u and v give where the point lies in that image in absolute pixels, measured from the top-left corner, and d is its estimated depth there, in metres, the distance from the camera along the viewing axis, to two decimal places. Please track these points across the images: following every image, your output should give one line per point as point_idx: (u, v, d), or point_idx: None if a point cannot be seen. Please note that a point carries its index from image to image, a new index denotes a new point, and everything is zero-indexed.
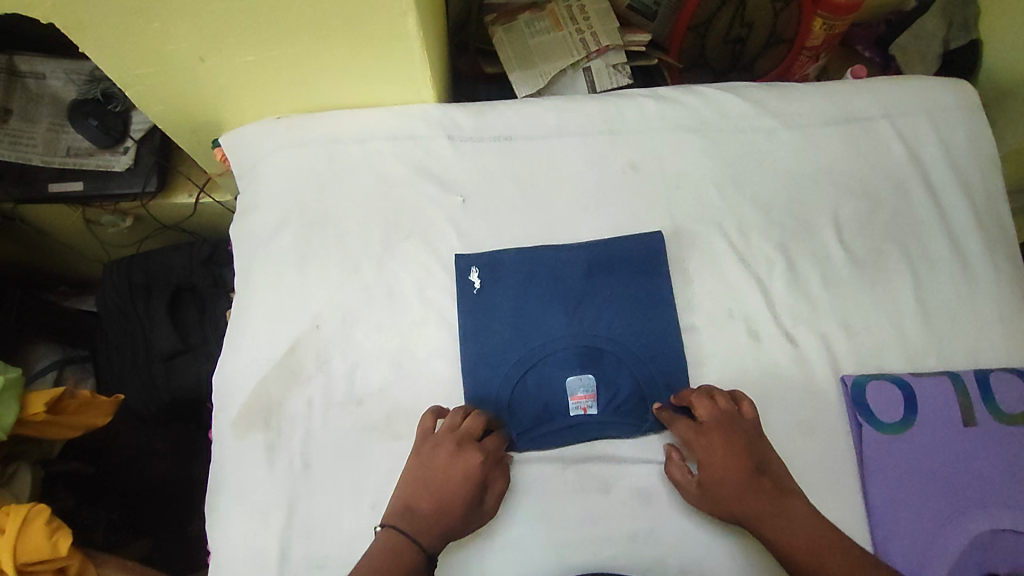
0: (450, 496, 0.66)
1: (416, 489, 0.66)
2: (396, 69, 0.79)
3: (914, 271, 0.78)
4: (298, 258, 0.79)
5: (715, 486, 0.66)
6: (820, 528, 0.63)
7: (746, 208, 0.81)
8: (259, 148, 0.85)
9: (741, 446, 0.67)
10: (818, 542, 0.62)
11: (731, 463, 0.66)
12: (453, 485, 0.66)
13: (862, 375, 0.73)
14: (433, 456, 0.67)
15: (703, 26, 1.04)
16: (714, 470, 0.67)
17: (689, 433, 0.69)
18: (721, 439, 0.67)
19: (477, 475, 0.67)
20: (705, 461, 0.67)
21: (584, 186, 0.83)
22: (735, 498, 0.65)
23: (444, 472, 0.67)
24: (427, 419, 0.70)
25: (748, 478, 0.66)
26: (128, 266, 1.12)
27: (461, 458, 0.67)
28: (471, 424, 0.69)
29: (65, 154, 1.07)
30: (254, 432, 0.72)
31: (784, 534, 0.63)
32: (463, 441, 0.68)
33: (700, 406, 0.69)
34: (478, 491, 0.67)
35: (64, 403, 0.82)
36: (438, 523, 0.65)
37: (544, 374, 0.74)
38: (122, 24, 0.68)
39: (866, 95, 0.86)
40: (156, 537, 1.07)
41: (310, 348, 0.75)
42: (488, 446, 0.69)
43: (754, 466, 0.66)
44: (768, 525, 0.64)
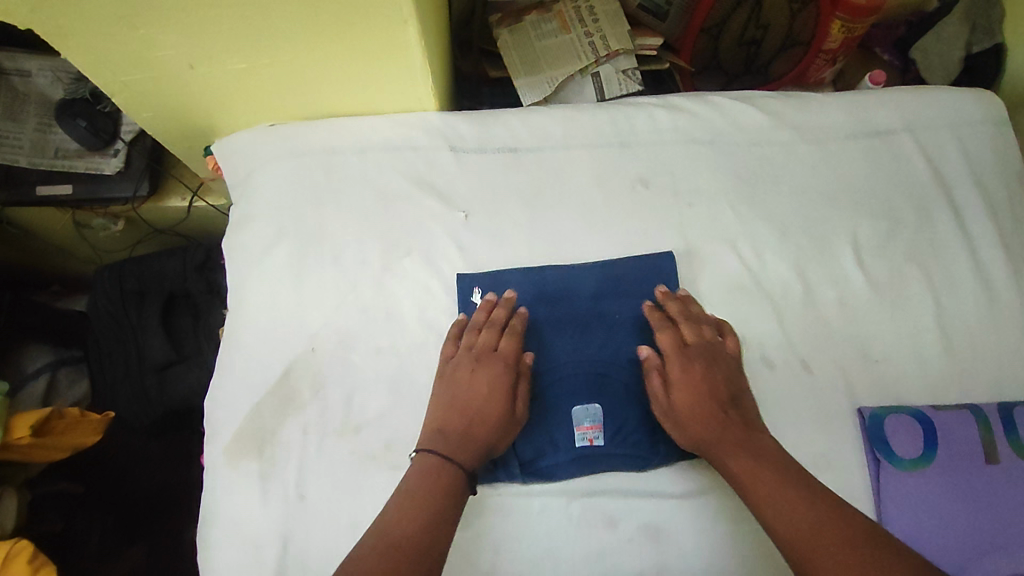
0: (480, 410, 0.66)
1: (445, 411, 0.66)
2: (396, 76, 0.75)
3: (935, 295, 0.76)
4: (293, 277, 0.76)
5: (682, 397, 0.67)
6: (778, 458, 0.61)
7: (761, 228, 0.78)
8: (253, 159, 0.81)
9: (720, 374, 0.68)
10: (771, 468, 0.60)
11: (703, 384, 0.67)
12: (480, 400, 0.66)
13: (879, 408, 0.71)
14: (456, 372, 0.68)
15: (717, 27, 0.98)
16: (683, 388, 0.67)
17: (671, 350, 0.69)
18: (699, 361, 0.68)
19: (503, 385, 0.67)
20: (678, 378, 0.68)
21: (593, 202, 0.79)
22: (699, 415, 0.65)
23: (470, 388, 0.67)
24: (450, 344, 0.71)
25: (716, 400, 0.66)
26: (120, 270, 1.08)
27: (482, 370, 0.68)
28: (485, 338, 0.70)
29: (53, 155, 1.02)
30: (247, 460, 0.70)
31: (739, 457, 0.62)
32: (482, 356, 0.69)
33: (688, 329, 0.70)
34: (506, 400, 0.67)
35: (52, 424, 0.80)
36: (472, 436, 0.65)
37: (549, 402, 0.71)
38: (105, 30, 0.64)
39: (888, 107, 0.82)
40: (151, 544, 1.06)
41: (306, 373, 0.73)
42: (506, 352, 0.70)
43: (727, 395, 0.66)
44: (726, 448, 0.63)
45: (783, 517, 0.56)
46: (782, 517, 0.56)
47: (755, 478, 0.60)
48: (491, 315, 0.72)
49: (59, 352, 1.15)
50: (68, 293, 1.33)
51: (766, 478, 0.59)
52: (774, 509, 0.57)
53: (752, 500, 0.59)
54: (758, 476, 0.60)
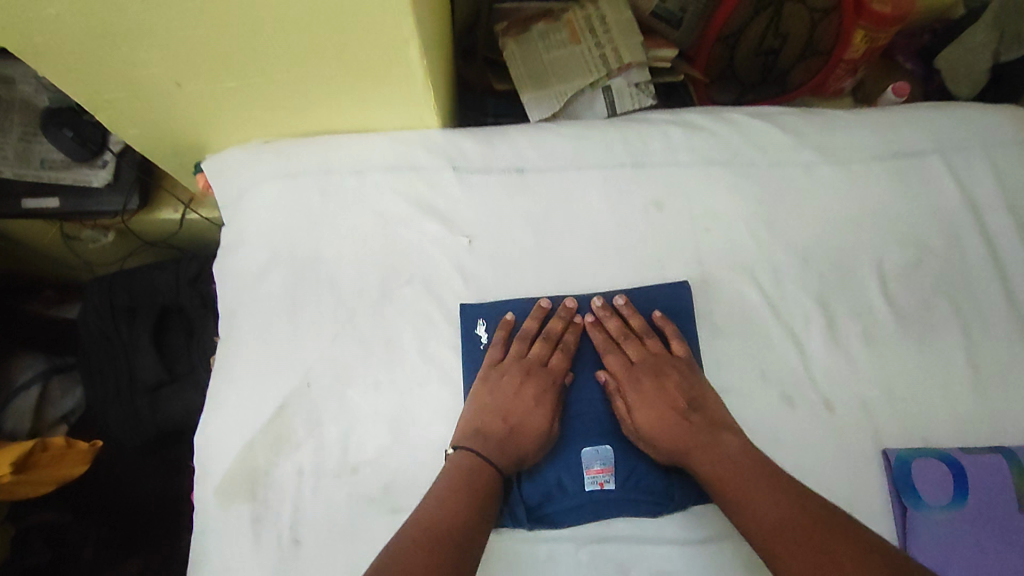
0: (523, 421, 0.66)
1: (488, 414, 0.66)
2: (397, 94, 0.71)
3: (964, 328, 0.72)
4: (287, 305, 0.72)
5: (640, 418, 0.67)
6: (743, 456, 0.62)
7: (782, 255, 0.74)
8: (246, 178, 0.76)
9: (668, 384, 0.68)
10: (737, 472, 0.61)
11: (657, 399, 0.67)
12: (524, 411, 0.67)
13: (906, 450, 0.67)
14: (505, 380, 0.68)
15: (734, 37, 0.94)
16: (640, 407, 0.67)
17: (619, 371, 0.70)
18: (647, 379, 0.68)
19: (547, 401, 0.68)
20: (635, 398, 0.68)
21: (604, 227, 0.75)
22: (660, 433, 0.66)
23: (518, 397, 0.67)
24: (497, 348, 0.70)
25: (674, 412, 0.66)
26: (110, 285, 1.04)
27: (531, 384, 0.68)
28: (538, 351, 0.70)
29: (39, 166, 0.97)
30: (239, 502, 0.66)
31: (708, 468, 0.62)
32: (531, 369, 0.69)
33: (630, 348, 0.71)
34: (548, 416, 0.67)
35: (35, 458, 0.78)
36: (511, 445, 0.65)
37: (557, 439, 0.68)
38: (85, 48, 0.60)
39: (915, 126, 0.78)
40: (146, 556, 1.04)
41: (301, 409, 0.69)
42: (556, 368, 0.70)
43: (680, 403, 0.66)
44: (693, 460, 0.63)
45: (753, 518, 0.57)
46: (754, 518, 0.57)
47: (725, 486, 0.60)
48: (545, 325, 0.71)
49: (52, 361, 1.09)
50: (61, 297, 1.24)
51: (733, 484, 0.60)
52: (746, 512, 0.58)
53: (727, 506, 0.60)
54: (725, 483, 0.60)
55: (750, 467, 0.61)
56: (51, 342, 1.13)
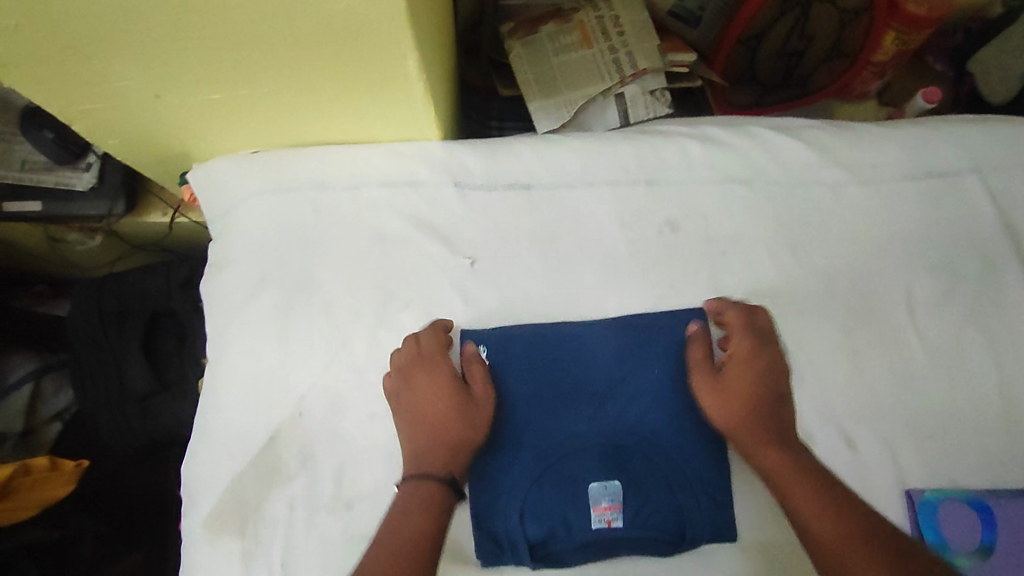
0: (434, 416, 0.62)
1: (408, 435, 0.62)
2: (392, 107, 0.66)
3: (999, 363, 0.67)
4: (277, 330, 0.68)
5: (732, 378, 0.62)
6: (814, 466, 0.58)
7: (805, 280, 0.69)
8: (234, 190, 0.72)
9: (773, 371, 0.63)
10: (807, 479, 0.57)
11: (757, 375, 0.63)
12: (438, 414, 0.62)
13: (930, 491, 0.63)
14: (397, 396, 0.63)
15: (756, 38, 0.87)
16: (739, 373, 0.63)
17: (732, 332, 0.65)
18: (755, 352, 0.63)
19: (459, 394, 0.62)
20: (737, 363, 0.63)
21: (615, 248, 0.70)
22: (745, 405, 0.61)
23: (429, 401, 0.62)
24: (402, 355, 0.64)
25: (766, 396, 0.62)
26: (98, 289, 0.96)
27: (434, 382, 0.63)
28: (405, 347, 0.64)
29: (20, 168, 0.89)
30: (228, 538, 0.62)
31: (777, 459, 0.59)
32: (411, 367, 0.63)
33: (754, 315, 0.65)
34: (465, 408, 0.62)
35: (16, 482, 0.76)
36: (440, 445, 0.61)
37: (564, 481, 0.62)
38: (51, 59, 0.55)
39: (949, 142, 0.73)
40: (149, 550, 1.00)
41: (291, 441, 0.65)
42: (430, 350, 0.64)
43: (774, 392, 0.63)
44: (762, 445, 0.60)
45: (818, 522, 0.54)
46: (818, 527, 0.54)
47: (788, 482, 0.57)
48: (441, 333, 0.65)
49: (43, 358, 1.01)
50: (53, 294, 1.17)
51: (802, 488, 0.56)
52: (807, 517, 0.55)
53: (783, 498, 0.57)
54: (792, 479, 0.57)
55: (824, 480, 0.57)
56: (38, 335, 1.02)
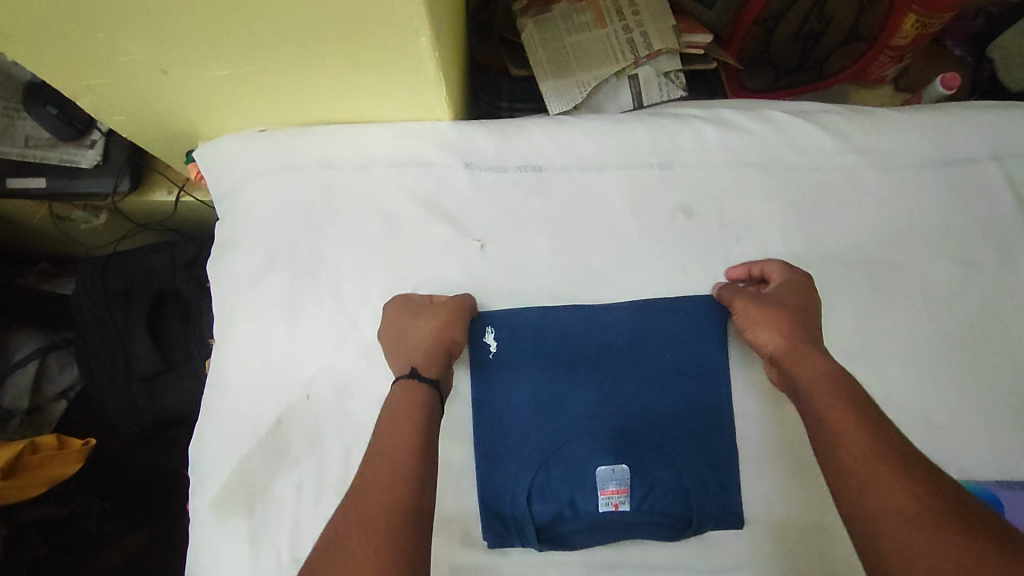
0: (398, 334, 0.63)
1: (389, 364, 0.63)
2: (402, 87, 0.65)
3: (1011, 352, 0.67)
4: (285, 310, 0.67)
5: (773, 307, 0.61)
6: (859, 393, 0.54)
7: (819, 267, 0.68)
8: (241, 169, 0.71)
9: (812, 312, 0.61)
10: (849, 405, 0.52)
11: (800, 304, 0.62)
12: (413, 332, 0.62)
13: None
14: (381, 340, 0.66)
15: (775, 19, 0.85)
16: (788, 296, 0.62)
17: (778, 271, 0.64)
18: (799, 291, 0.62)
19: (432, 311, 0.63)
20: (786, 290, 0.63)
21: (628, 233, 0.69)
22: (788, 325, 0.60)
23: (393, 323, 0.64)
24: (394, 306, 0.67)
25: (811, 327, 0.60)
26: (102, 268, 0.94)
27: (412, 308, 0.64)
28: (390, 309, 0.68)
29: (23, 144, 0.88)
30: (235, 517, 0.62)
31: (815, 376, 0.56)
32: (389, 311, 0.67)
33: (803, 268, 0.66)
34: (433, 318, 0.62)
35: (24, 460, 0.76)
36: (406, 354, 0.61)
37: (574, 465, 0.62)
38: (56, 32, 0.54)
39: (970, 130, 0.71)
40: (153, 529, 0.99)
41: (299, 422, 0.65)
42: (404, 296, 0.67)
43: (814, 329, 0.60)
44: (803, 367, 0.57)
45: (850, 438, 0.50)
46: (842, 440, 0.50)
47: (822, 397, 0.54)
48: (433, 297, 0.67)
49: (49, 337, 1.01)
50: (57, 272, 1.16)
51: (843, 413, 0.52)
52: (835, 431, 0.51)
53: (813, 414, 0.54)
54: (830, 396, 0.54)
55: (865, 404, 0.52)
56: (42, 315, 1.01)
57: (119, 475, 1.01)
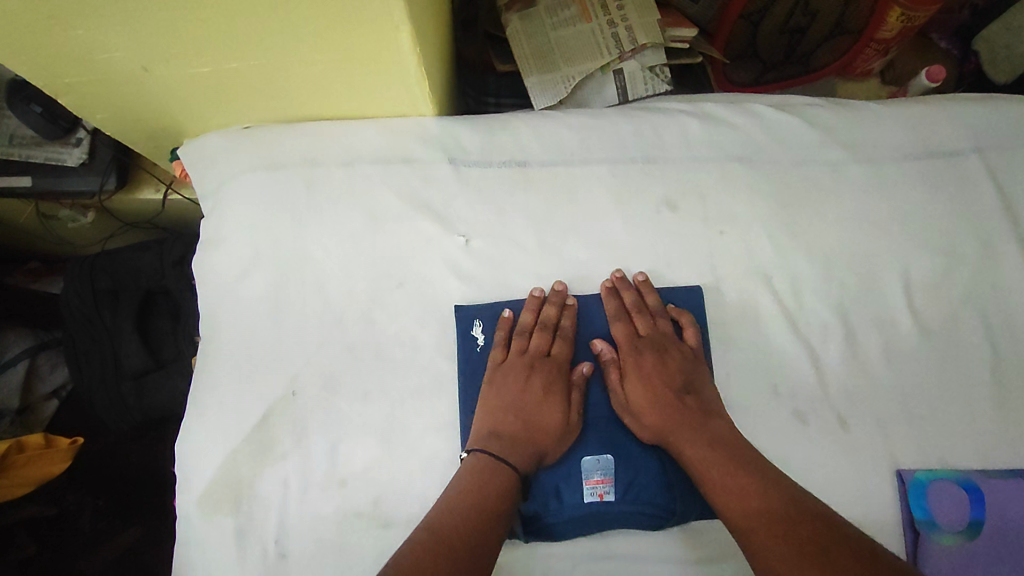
0: (535, 414, 0.63)
1: (497, 415, 0.63)
2: (385, 83, 0.65)
3: (993, 343, 0.67)
4: (270, 307, 0.67)
5: (633, 391, 0.64)
6: (734, 446, 0.59)
7: (802, 260, 0.69)
8: (224, 167, 0.71)
9: (673, 367, 0.64)
10: (724, 462, 0.58)
11: (660, 370, 0.64)
12: (536, 407, 0.63)
13: (922, 471, 0.63)
14: (507, 379, 0.65)
15: (759, 13, 0.85)
16: (636, 385, 0.64)
17: (622, 335, 0.66)
18: (652, 354, 0.65)
19: (559, 390, 0.64)
20: (633, 373, 0.65)
21: (612, 227, 0.69)
22: (652, 405, 0.63)
23: (534, 400, 0.63)
24: (498, 349, 0.66)
25: (670, 393, 0.63)
26: (89, 266, 0.94)
27: (537, 378, 0.64)
28: (538, 341, 0.66)
29: (7, 143, 0.88)
30: (222, 514, 0.62)
31: (694, 450, 0.60)
32: (534, 361, 0.65)
33: (640, 321, 0.67)
34: (561, 404, 0.64)
35: (12, 459, 0.75)
36: (525, 445, 0.62)
37: (563, 445, 0.63)
38: (30, 29, 0.54)
39: (953, 122, 0.72)
40: (145, 527, 0.98)
41: (285, 418, 0.65)
42: (559, 358, 0.66)
43: (680, 381, 0.64)
44: (682, 440, 0.61)
45: (725, 499, 0.56)
46: (728, 504, 0.56)
47: (706, 467, 0.58)
48: (540, 313, 0.67)
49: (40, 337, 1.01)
50: (45, 273, 1.16)
51: (719, 473, 0.57)
52: (722, 497, 0.56)
53: (704, 486, 0.58)
54: (709, 466, 0.58)
55: (736, 457, 0.58)
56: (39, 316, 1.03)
57: (111, 474, 1.00)
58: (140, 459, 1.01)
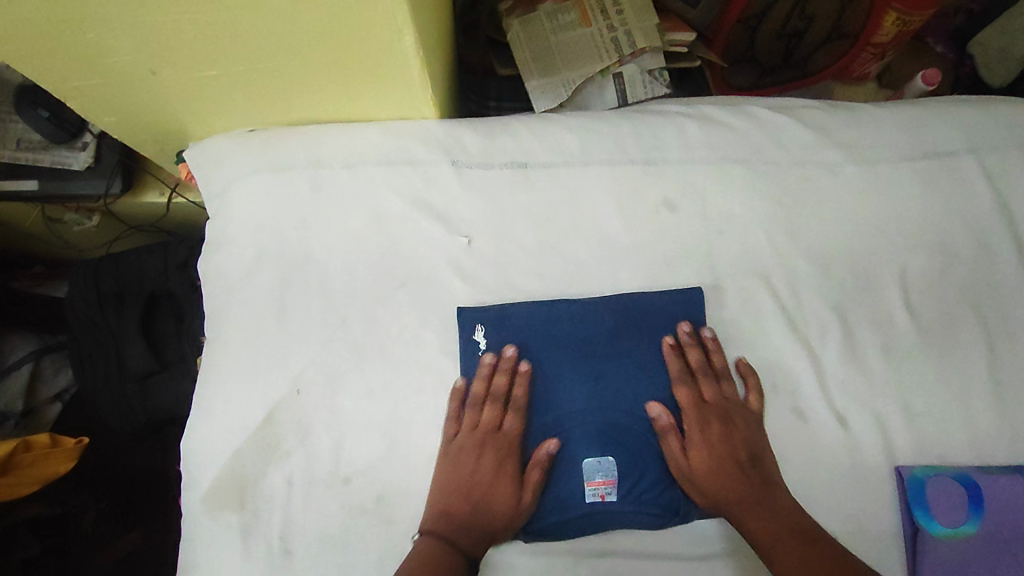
0: (485, 493, 0.63)
1: (448, 493, 0.63)
2: (389, 86, 0.66)
3: (990, 342, 0.67)
4: (274, 307, 0.68)
5: (696, 460, 0.64)
6: (804, 526, 0.60)
7: (800, 259, 0.69)
8: (229, 171, 0.72)
9: (737, 437, 0.65)
10: (795, 542, 0.58)
11: (725, 440, 0.64)
12: (487, 486, 0.63)
13: (920, 468, 0.64)
14: (460, 456, 0.64)
15: (757, 17, 0.86)
16: (700, 453, 0.64)
17: (688, 401, 0.65)
18: (717, 423, 0.65)
19: (510, 469, 0.64)
20: (697, 440, 0.64)
21: (612, 227, 0.70)
22: (716, 475, 0.63)
23: (484, 477, 0.64)
24: (452, 421, 0.65)
25: (733, 463, 0.64)
26: (95, 271, 0.96)
27: (488, 455, 0.64)
28: (489, 414, 0.65)
29: (15, 147, 0.89)
30: (227, 511, 0.63)
31: (762, 526, 0.60)
32: (486, 438, 0.65)
33: (706, 386, 0.66)
34: (513, 484, 0.64)
35: (18, 458, 0.75)
36: (476, 525, 0.62)
37: (514, 525, 0.63)
38: (41, 32, 0.55)
39: (948, 123, 0.73)
40: (147, 527, 1.02)
41: (289, 416, 0.65)
42: (511, 432, 0.65)
43: (744, 453, 0.64)
44: (748, 514, 0.61)
45: None
46: None
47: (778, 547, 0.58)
48: (491, 385, 0.66)
49: (44, 340, 1.01)
50: (49, 276, 1.17)
51: (790, 553, 0.58)
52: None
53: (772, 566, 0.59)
54: (778, 545, 0.59)
55: (807, 538, 0.59)
56: (40, 318, 1.02)
57: (113, 476, 1.00)
58: (143, 462, 1.01)
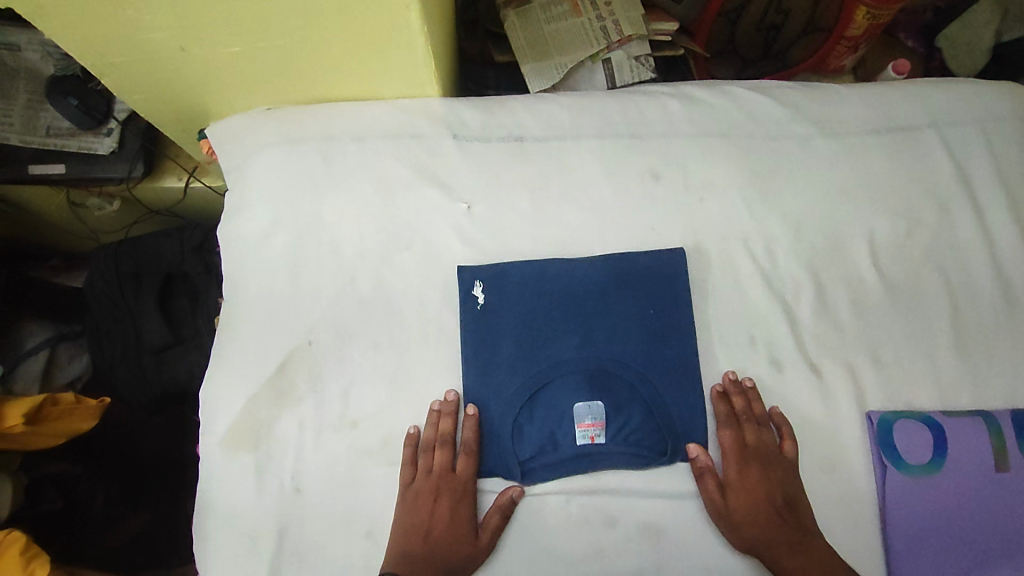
0: (444, 534, 0.66)
1: (403, 535, 0.66)
2: (396, 64, 0.72)
3: (951, 298, 0.73)
4: (289, 265, 0.74)
5: (734, 502, 0.66)
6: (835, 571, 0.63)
7: (775, 223, 0.75)
8: (247, 144, 0.78)
9: (775, 480, 0.67)
10: None
11: (762, 484, 0.67)
12: (446, 528, 0.66)
13: (888, 412, 0.69)
14: (416, 498, 0.67)
15: (736, 11, 0.95)
16: (738, 496, 0.67)
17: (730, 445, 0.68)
18: (756, 467, 0.67)
19: (466, 509, 0.67)
20: (734, 482, 0.67)
21: (600, 194, 0.76)
22: (754, 518, 0.66)
23: (440, 521, 0.66)
24: (406, 468, 0.68)
25: (770, 506, 0.66)
26: (115, 251, 1.00)
27: (444, 498, 0.67)
28: (440, 458, 0.68)
29: (45, 134, 0.95)
30: (242, 453, 0.69)
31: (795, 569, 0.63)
32: (441, 482, 0.67)
33: (749, 431, 0.69)
34: (470, 525, 0.67)
35: (46, 411, 0.80)
36: (434, 564, 0.65)
37: (471, 563, 0.66)
38: (87, 9, 0.61)
39: (912, 100, 0.79)
40: (157, 509, 1.04)
41: (302, 365, 0.71)
42: (463, 474, 0.68)
43: (780, 496, 0.67)
44: (782, 556, 0.64)
45: None
46: None
47: None
48: (439, 429, 0.69)
49: (58, 326, 1.04)
50: (68, 266, 1.22)
51: None
52: None
53: None
54: None
55: None
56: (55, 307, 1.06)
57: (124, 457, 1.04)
58: (155, 446, 1.06)
